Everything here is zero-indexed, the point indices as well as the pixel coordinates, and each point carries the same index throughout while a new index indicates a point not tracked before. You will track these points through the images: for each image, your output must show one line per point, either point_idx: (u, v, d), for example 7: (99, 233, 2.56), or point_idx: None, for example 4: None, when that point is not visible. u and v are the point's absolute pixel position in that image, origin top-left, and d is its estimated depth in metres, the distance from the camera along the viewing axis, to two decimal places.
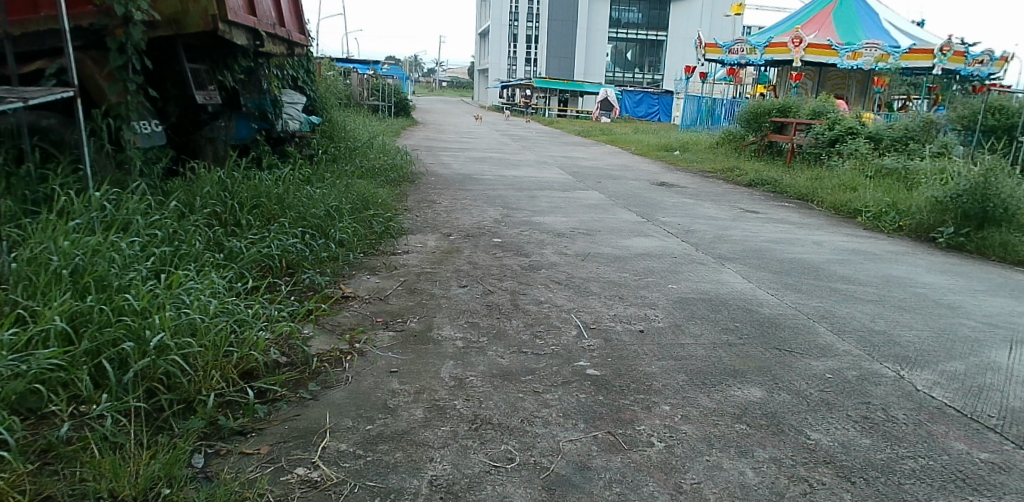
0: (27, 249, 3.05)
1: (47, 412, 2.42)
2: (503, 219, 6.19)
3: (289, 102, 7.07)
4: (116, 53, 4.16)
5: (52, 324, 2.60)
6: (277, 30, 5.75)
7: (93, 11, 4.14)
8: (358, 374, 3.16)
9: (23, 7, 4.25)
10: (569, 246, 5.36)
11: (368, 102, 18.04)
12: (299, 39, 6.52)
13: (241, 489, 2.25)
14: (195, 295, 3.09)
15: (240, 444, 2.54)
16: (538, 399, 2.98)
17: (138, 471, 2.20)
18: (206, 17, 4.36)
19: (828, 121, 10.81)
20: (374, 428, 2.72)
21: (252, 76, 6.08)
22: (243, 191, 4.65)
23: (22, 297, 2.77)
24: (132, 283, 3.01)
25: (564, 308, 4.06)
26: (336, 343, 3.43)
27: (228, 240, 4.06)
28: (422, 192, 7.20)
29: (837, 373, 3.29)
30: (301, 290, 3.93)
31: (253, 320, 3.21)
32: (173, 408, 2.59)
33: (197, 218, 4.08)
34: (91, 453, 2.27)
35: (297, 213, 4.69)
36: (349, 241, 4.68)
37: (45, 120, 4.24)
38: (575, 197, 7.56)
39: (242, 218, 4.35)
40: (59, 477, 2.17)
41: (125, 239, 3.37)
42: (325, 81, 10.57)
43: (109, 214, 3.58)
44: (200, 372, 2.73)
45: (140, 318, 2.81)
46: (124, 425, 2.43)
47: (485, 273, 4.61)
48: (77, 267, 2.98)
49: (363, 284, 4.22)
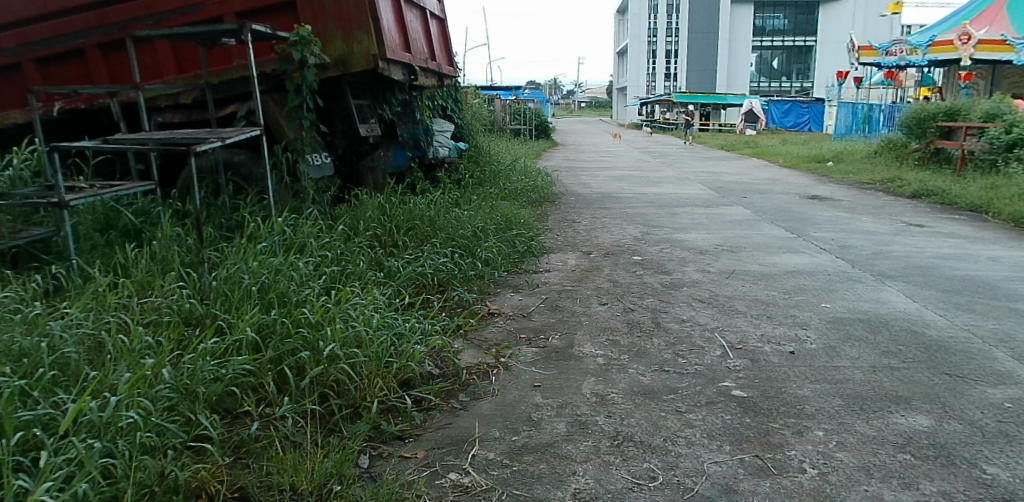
0: (224, 268, 3.48)
1: (240, 412, 2.78)
2: (642, 237, 6.16)
3: (439, 129, 7.53)
4: (293, 95, 4.66)
5: (245, 334, 2.99)
6: (430, 63, 6.17)
7: (275, 58, 4.68)
8: (503, 386, 3.32)
9: (220, 59, 4.80)
10: (712, 264, 5.24)
11: (509, 125, 18.67)
12: (449, 71, 6.95)
13: (401, 490, 2.46)
14: (360, 310, 3.40)
15: (400, 448, 2.77)
16: (681, 418, 2.96)
17: (313, 468, 2.48)
18: (368, 56, 4.75)
19: (1005, 123, 9.74)
20: (520, 439, 2.84)
21: (406, 108, 6.55)
22: (400, 214, 5.01)
23: (221, 310, 3.18)
24: (308, 299, 3.36)
25: (707, 326, 3.99)
26: (483, 357, 3.62)
27: (387, 259, 4.41)
28: (562, 212, 7.35)
29: (1020, 403, 2.96)
30: (451, 306, 4.16)
31: (409, 333, 3.49)
32: (341, 412, 2.88)
33: (361, 240, 4.46)
34: (276, 449, 2.59)
35: (447, 233, 4.99)
36: (493, 260, 4.91)
37: (236, 157, 4.78)
38: (718, 213, 7.36)
39: (399, 239, 4.69)
40: (250, 470, 2.50)
41: (302, 260, 3.76)
42: (470, 108, 11.14)
43: (287, 237, 4.01)
44: (365, 379, 3.03)
45: (314, 331, 3.14)
46: (302, 425, 2.75)
47: (625, 291, 4.62)
48: (263, 284, 3.37)
49: (507, 301, 4.40)
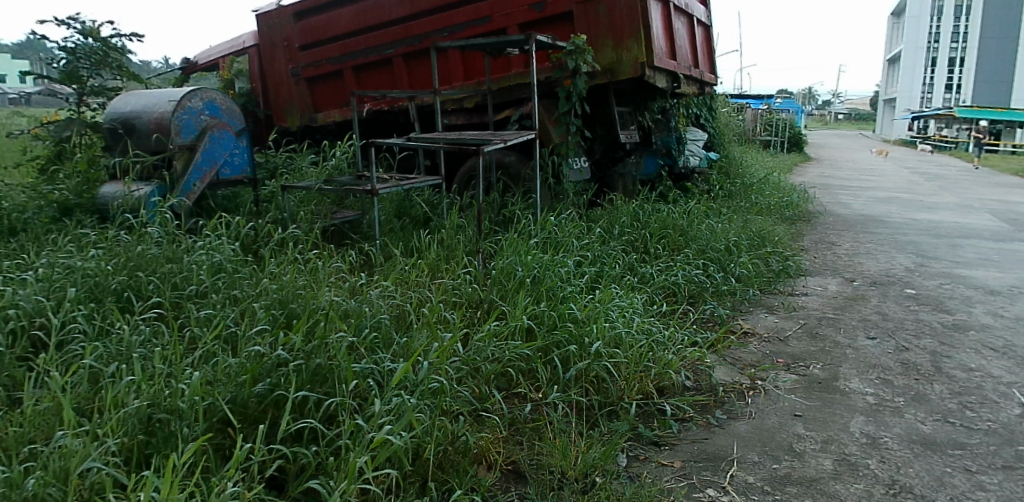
0: (501, 258, 3.82)
1: (514, 392, 3.04)
2: (916, 268, 5.53)
3: (691, 138, 7.44)
4: (563, 101, 4.94)
5: (521, 321, 3.27)
6: (693, 72, 6.12)
7: (550, 66, 5.00)
8: (761, 410, 3.21)
9: (501, 67, 5.22)
10: (1009, 308, 4.54)
11: (756, 136, 17.80)
12: (710, 80, 6.83)
13: (660, 495, 2.51)
14: (621, 313, 3.53)
15: (657, 453, 2.82)
16: (972, 479, 2.63)
17: (580, 456, 2.63)
18: (636, 64, 4.85)
19: None
20: (781, 468, 2.74)
21: (664, 116, 6.57)
22: (653, 222, 5.06)
23: (498, 297, 3.51)
24: (574, 296, 3.57)
25: (1005, 380, 3.47)
26: (738, 377, 3.53)
27: (642, 265, 4.49)
28: (818, 233, 6.85)
29: None
30: (703, 320, 4.12)
31: (666, 342, 3.53)
32: (601, 410, 3.01)
33: (617, 244, 4.60)
34: (547, 432, 2.79)
35: (698, 245, 4.93)
36: (746, 277, 4.75)
37: (507, 158, 5.21)
38: (1014, 250, 6.32)
39: (652, 247, 4.75)
40: (523, 448, 2.71)
41: (568, 258, 3.99)
42: (721, 117, 10.84)
43: (552, 236, 4.28)
44: (625, 381, 3.15)
45: (580, 327, 3.33)
46: (568, 415, 2.93)
47: (898, 327, 4.19)
48: (535, 277, 3.66)
49: (760, 322, 4.24)
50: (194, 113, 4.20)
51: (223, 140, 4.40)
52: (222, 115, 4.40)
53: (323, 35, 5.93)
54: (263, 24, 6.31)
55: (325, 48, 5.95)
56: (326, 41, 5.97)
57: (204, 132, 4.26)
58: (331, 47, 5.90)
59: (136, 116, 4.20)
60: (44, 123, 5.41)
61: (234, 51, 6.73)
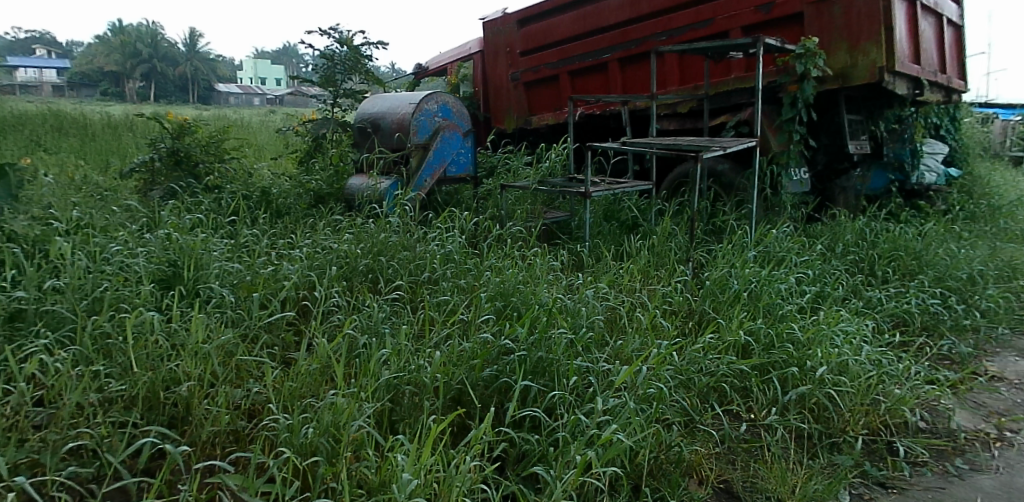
0: (714, 269, 3.78)
1: (727, 408, 2.96)
2: None
3: (930, 151, 6.67)
4: (788, 107, 4.67)
5: (738, 336, 3.18)
6: (939, 77, 5.47)
7: (775, 70, 4.73)
8: (1011, 466, 2.80)
9: (720, 71, 5.08)
10: None
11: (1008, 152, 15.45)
12: (959, 86, 6.07)
13: None
14: (845, 338, 3.29)
15: (884, 496, 2.57)
16: None
17: (800, 484, 2.49)
18: (874, 68, 4.40)
19: None
20: None
21: (900, 126, 5.92)
22: (882, 242, 4.63)
23: (709, 308, 3.47)
24: (793, 316, 3.40)
25: None
26: (982, 424, 3.11)
27: (866, 289, 4.12)
28: None
29: None
30: (938, 355, 3.69)
31: (898, 376, 3.20)
32: (821, 439, 2.82)
33: (838, 263, 4.28)
34: (762, 455, 2.68)
35: (936, 272, 4.41)
36: (994, 312, 4.17)
37: (720, 166, 5.04)
38: None
39: (879, 271, 4.36)
40: (735, 468, 2.61)
41: (787, 275, 3.79)
42: (968, 130, 9.57)
43: (768, 250, 4.14)
44: (849, 413, 2.91)
45: (800, 349, 3.15)
46: (785, 439, 2.79)
47: None
48: (752, 292, 3.56)
49: (1011, 366, 3.70)
50: (430, 116, 4.98)
51: (452, 140, 5.12)
52: (452, 118, 5.14)
53: (542, 42, 6.18)
54: (487, 31, 6.75)
55: (543, 54, 6.19)
56: (544, 47, 6.20)
57: (436, 132, 5.01)
58: (549, 53, 6.13)
59: (382, 117, 5.12)
60: (305, 120, 6.42)
61: (462, 57, 7.34)
